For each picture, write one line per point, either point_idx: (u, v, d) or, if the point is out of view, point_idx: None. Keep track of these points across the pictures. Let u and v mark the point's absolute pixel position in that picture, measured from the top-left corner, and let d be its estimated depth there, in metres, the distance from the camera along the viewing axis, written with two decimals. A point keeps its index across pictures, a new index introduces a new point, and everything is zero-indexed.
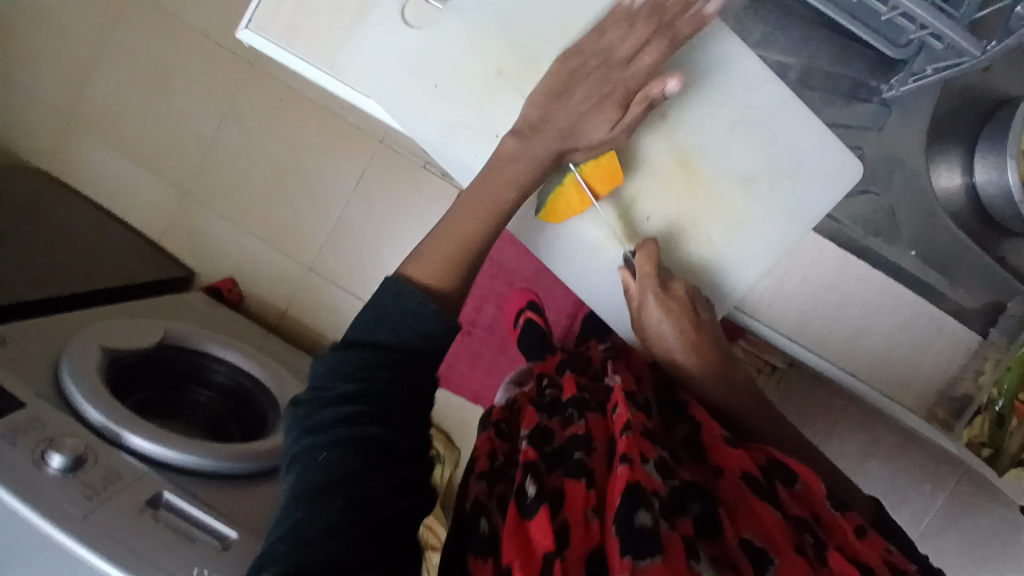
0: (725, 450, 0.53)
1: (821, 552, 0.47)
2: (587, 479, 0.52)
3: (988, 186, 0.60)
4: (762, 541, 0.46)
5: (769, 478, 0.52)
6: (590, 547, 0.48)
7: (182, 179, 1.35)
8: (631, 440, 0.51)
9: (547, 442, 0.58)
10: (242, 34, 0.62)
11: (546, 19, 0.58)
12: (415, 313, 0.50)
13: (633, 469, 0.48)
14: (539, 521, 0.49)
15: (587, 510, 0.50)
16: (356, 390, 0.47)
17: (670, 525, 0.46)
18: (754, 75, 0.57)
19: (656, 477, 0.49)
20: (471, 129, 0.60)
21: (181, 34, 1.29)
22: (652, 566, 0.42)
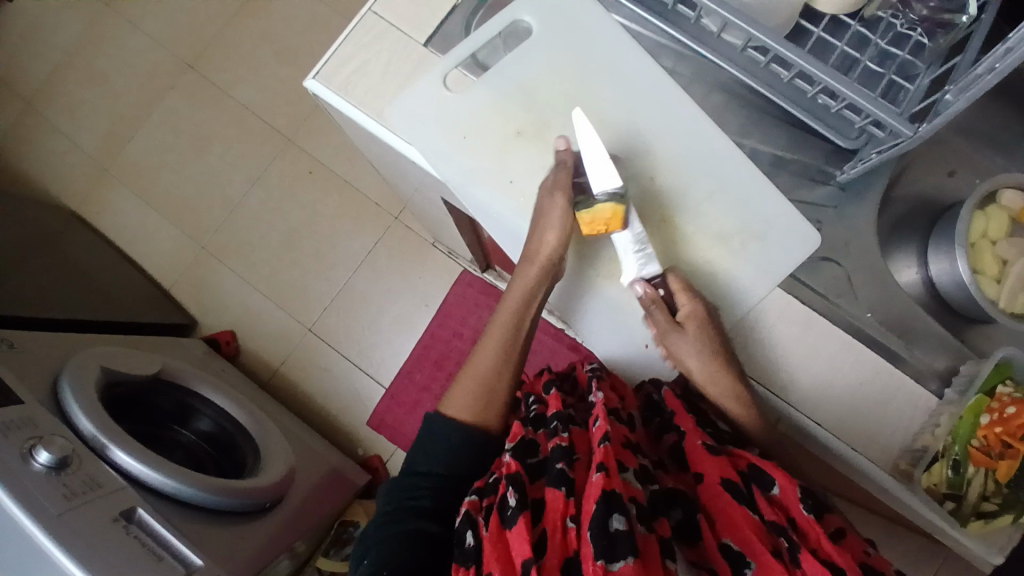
0: (704, 458, 0.61)
1: (794, 554, 0.54)
2: (567, 489, 0.56)
3: (943, 275, 0.77)
4: (739, 545, 0.54)
5: (746, 482, 0.60)
6: (568, 554, 0.53)
7: (201, 235, 1.43)
8: (606, 453, 0.57)
9: (532, 454, 0.62)
10: (308, 84, 0.71)
11: (562, 95, 0.70)
12: (445, 438, 0.64)
13: (607, 477, 0.55)
14: (519, 531, 0.53)
15: (565, 517, 0.55)
16: (401, 499, 0.62)
17: (646, 528, 0.54)
18: (730, 157, 0.69)
19: (635, 486, 0.57)
20: (487, 172, 0.70)
21: (229, 110, 1.46)
22: (624, 567, 0.48)
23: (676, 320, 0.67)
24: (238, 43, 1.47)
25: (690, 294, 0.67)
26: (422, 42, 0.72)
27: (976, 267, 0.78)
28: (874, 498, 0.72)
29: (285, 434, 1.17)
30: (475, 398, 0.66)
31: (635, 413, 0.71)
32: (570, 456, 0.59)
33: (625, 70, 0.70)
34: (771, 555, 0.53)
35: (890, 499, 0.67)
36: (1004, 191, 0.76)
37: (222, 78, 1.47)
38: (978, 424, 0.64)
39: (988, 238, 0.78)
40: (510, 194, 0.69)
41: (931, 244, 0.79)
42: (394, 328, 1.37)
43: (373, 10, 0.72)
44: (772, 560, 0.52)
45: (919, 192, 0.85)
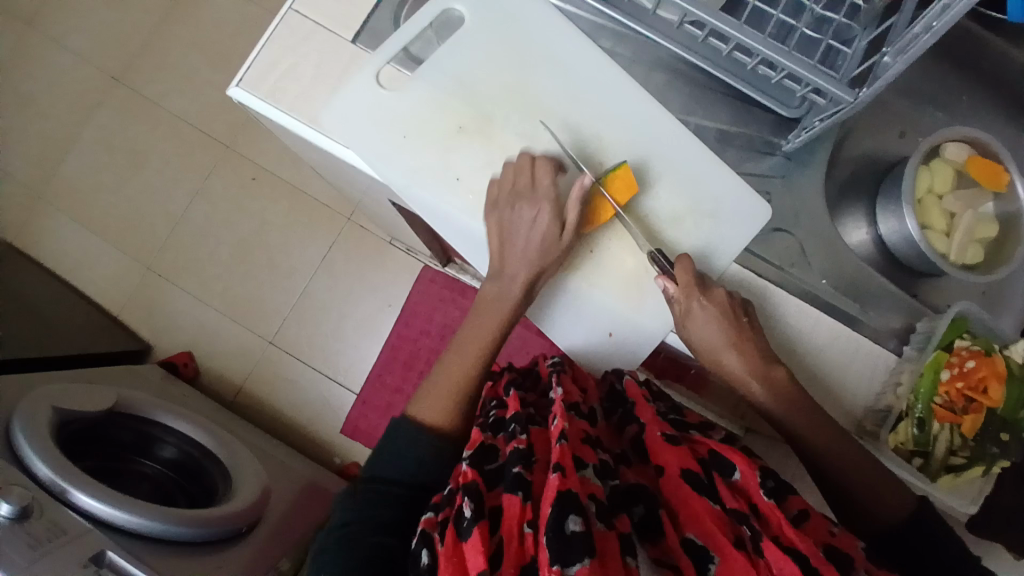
0: (664, 449, 0.62)
1: (756, 542, 0.55)
2: (524, 493, 0.55)
3: (893, 234, 0.78)
4: (704, 540, 0.55)
5: (706, 470, 0.61)
6: (524, 559, 0.52)
7: (147, 256, 1.37)
8: (563, 451, 0.56)
9: (491, 459, 0.60)
10: (232, 92, 0.67)
11: (502, 85, 0.68)
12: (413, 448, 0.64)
13: (563, 477, 0.54)
14: (474, 543, 0.52)
15: (521, 522, 0.54)
16: (368, 511, 0.61)
17: (606, 525, 0.53)
18: (676, 137, 0.68)
19: (594, 482, 0.57)
20: (432, 170, 0.67)
21: (163, 121, 1.39)
22: (580, 570, 0.48)
23: (684, 315, 0.64)
24: (165, 50, 1.40)
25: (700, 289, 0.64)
26: (350, 39, 0.68)
27: (924, 223, 0.78)
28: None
29: (256, 453, 1.14)
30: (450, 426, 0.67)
31: (597, 406, 0.70)
32: (529, 459, 0.58)
33: (565, 53, 0.68)
34: (733, 545, 0.54)
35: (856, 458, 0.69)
36: (947, 145, 0.78)
37: (151, 89, 1.40)
38: (939, 381, 0.63)
39: (934, 193, 0.78)
40: (458, 192, 0.67)
41: (879, 202, 0.79)
42: (358, 332, 1.34)
43: (294, 9, 0.68)
44: (733, 552, 0.54)
45: (863, 153, 0.85)
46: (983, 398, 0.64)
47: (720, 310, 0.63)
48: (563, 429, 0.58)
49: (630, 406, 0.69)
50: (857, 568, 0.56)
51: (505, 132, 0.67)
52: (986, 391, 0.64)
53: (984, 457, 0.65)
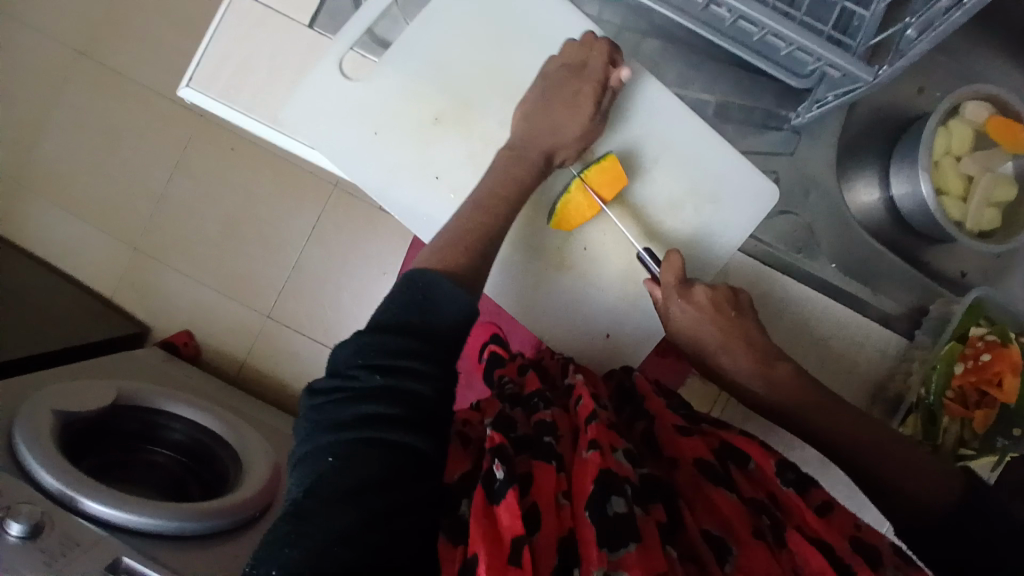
0: (680, 439, 0.59)
1: (777, 534, 0.53)
2: (558, 464, 0.53)
3: (904, 199, 0.72)
4: (721, 530, 0.53)
5: (724, 461, 0.59)
6: (562, 532, 0.49)
7: (133, 235, 1.33)
8: (599, 431, 0.54)
9: (511, 430, 0.57)
10: (182, 92, 0.61)
11: (479, 68, 0.61)
12: None
13: (602, 456, 0.52)
14: (510, 504, 0.48)
15: (557, 494, 0.51)
16: (379, 384, 0.50)
17: (640, 510, 0.51)
18: (671, 114, 0.62)
19: (626, 464, 0.53)
20: (409, 169, 0.62)
21: (131, 91, 1.31)
22: (627, 556, 0.46)
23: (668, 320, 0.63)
24: (124, 13, 1.30)
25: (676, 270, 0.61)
26: (307, 24, 0.62)
27: (939, 188, 0.73)
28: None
29: (264, 433, 1.15)
30: None
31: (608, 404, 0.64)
32: (557, 434, 0.56)
33: (546, 25, 0.61)
34: (753, 537, 0.52)
35: None
36: (967, 104, 0.71)
37: (115, 56, 1.31)
38: (952, 375, 0.61)
39: (950, 154, 0.72)
40: (438, 191, 0.62)
41: (892, 162, 0.73)
42: (354, 303, 1.31)
43: None
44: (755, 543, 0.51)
45: (877, 110, 0.78)
46: (999, 394, 0.60)
47: (697, 299, 0.62)
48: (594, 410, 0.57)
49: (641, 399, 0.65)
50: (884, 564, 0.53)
51: (485, 122, 0.62)
52: (1001, 386, 0.60)
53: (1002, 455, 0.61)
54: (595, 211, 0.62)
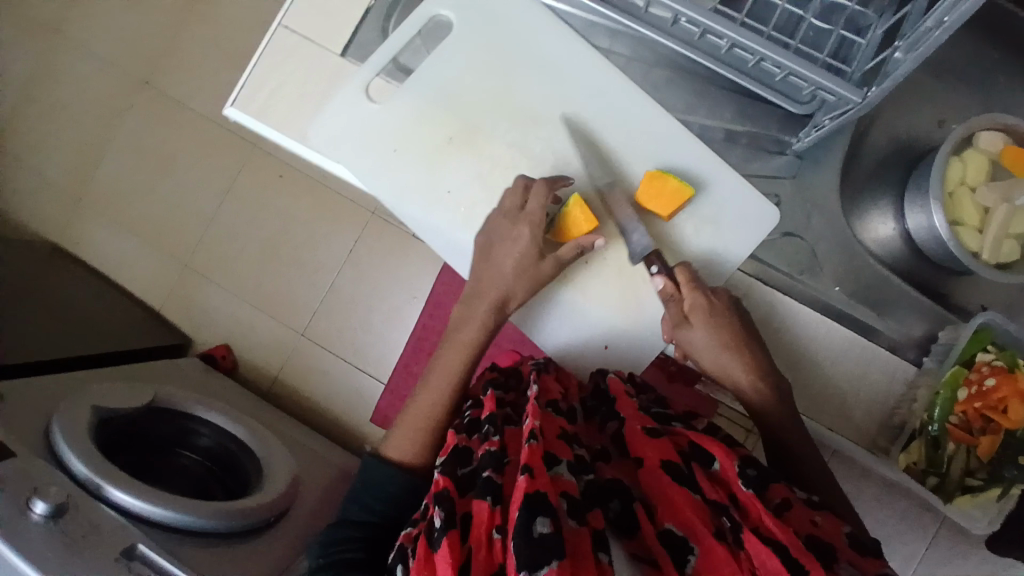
0: (643, 443, 0.61)
1: (736, 535, 0.53)
2: (493, 497, 0.56)
3: (920, 230, 0.73)
4: (682, 529, 0.53)
5: (687, 462, 0.60)
6: (494, 566, 0.53)
7: (182, 252, 1.43)
8: (532, 452, 0.56)
9: (465, 463, 0.63)
10: (226, 112, 0.68)
11: (492, 95, 0.66)
12: (386, 482, 0.69)
13: (532, 479, 0.54)
14: (444, 554, 0.54)
15: (491, 528, 0.55)
16: None
17: (577, 522, 0.53)
18: (671, 136, 0.66)
19: (567, 479, 0.56)
20: (422, 186, 0.67)
21: (188, 118, 1.42)
22: (548, 572, 0.48)
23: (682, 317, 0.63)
24: (186, 49, 1.42)
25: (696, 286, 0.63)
26: (338, 52, 0.67)
27: (953, 219, 0.72)
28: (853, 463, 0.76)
29: (288, 445, 1.19)
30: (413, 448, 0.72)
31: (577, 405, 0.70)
32: (500, 462, 0.59)
33: (553, 53, 0.66)
34: (713, 537, 0.52)
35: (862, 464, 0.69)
36: (981, 133, 0.71)
37: (175, 86, 1.42)
38: (954, 402, 0.62)
39: (967, 185, 0.72)
40: (448, 205, 0.67)
41: (907, 194, 0.74)
42: (383, 324, 1.36)
43: (283, 24, 0.68)
44: (714, 543, 0.52)
45: (889, 147, 0.80)
46: (1003, 420, 0.61)
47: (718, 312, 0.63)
48: (531, 428, 0.59)
49: (612, 403, 0.68)
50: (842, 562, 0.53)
51: (495, 143, 0.66)
52: (1005, 412, 0.61)
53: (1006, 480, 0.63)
54: (594, 226, 0.64)
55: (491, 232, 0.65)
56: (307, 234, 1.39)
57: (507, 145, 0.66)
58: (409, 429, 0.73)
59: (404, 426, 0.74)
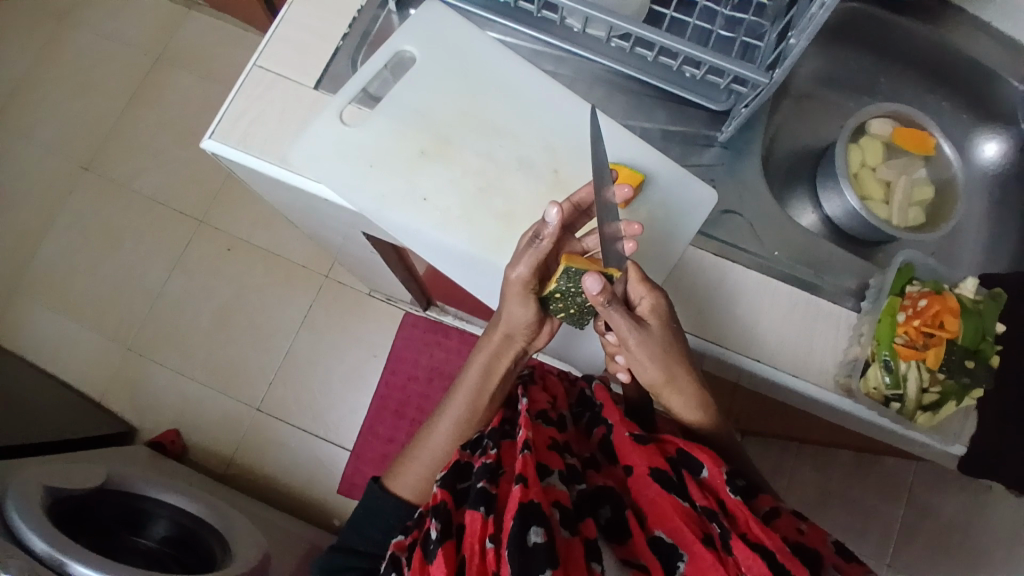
0: (632, 450, 0.61)
1: (725, 540, 0.53)
2: (486, 507, 0.56)
3: (835, 210, 0.83)
4: (671, 537, 0.55)
5: (675, 469, 0.60)
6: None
7: (127, 334, 1.37)
8: (525, 463, 0.57)
9: (463, 477, 0.63)
10: (204, 143, 0.71)
11: (458, 111, 0.73)
12: (384, 513, 0.70)
13: (526, 488, 0.55)
14: (440, 564, 0.54)
15: (484, 537, 0.54)
16: None
17: (570, 532, 0.54)
18: (622, 138, 0.73)
19: (559, 489, 0.58)
20: (396, 194, 0.70)
21: (135, 202, 1.44)
22: None
23: (639, 316, 0.61)
24: (133, 137, 1.46)
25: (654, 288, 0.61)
26: (312, 85, 0.73)
27: (864, 194, 0.83)
28: (847, 425, 0.76)
29: (253, 520, 1.12)
30: (420, 483, 0.71)
31: (566, 413, 0.74)
32: (495, 474, 0.60)
33: (509, 73, 0.74)
34: (702, 542, 0.53)
35: (830, 408, 0.71)
36: (871, 121, 0.84)
37: (121, 172, 1.45)
38: (897, 324, 0.66)
39: (865, 167, 0.84)
40: (426, 211, 0.70)
41: (819, 185, 0.85)
42: (345, 385, 1.35)
43: (259, 65, 0.74)
44: (703, 551, 0.53)
45: (797, 143, 0.92)
46: (943, 332, 0.66)
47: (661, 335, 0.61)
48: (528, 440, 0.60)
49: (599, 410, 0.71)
50: (825, 566, 0.56)
51: (464, 152, 0.72)
52: (943, 326, 0.66)
53: (956, 389, 0.66)
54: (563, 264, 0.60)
55: (469, 230, 0.70)
56: (261, 301, 1.38)
57: (474, 153, 0.72)
58: (417, 462, 0.72)
59: (412, 460, 0.72)
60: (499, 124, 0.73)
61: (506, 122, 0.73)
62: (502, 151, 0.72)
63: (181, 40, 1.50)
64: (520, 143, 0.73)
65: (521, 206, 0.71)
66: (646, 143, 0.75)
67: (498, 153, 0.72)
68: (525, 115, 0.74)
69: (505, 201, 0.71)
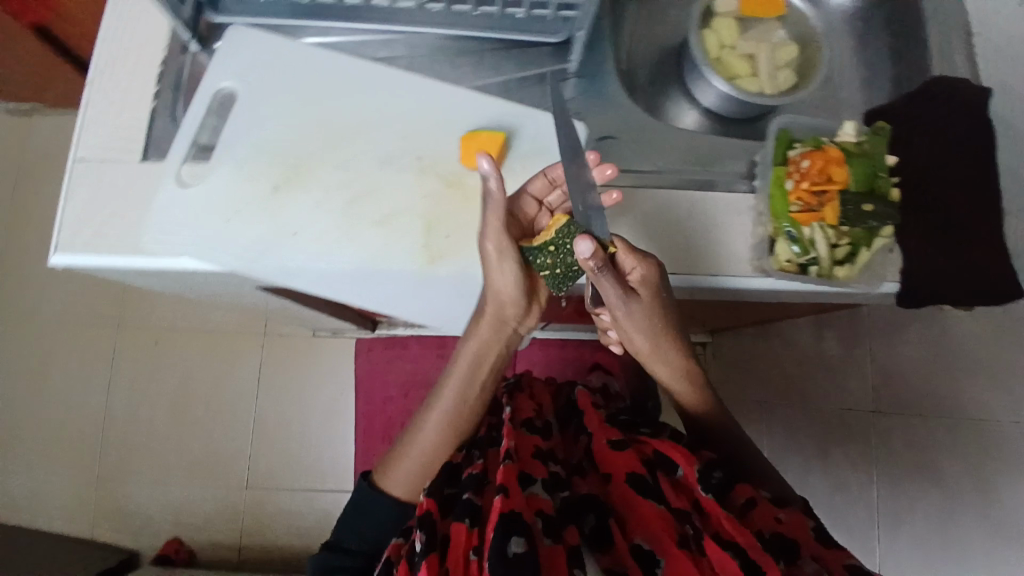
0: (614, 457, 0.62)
1: (698, 541, 0.53)
2: (472, 520, 0.55)
3: (709, 98, 0.81)
4: (649, 543, 0.53)
5: (651, 472, 0.60)
6: None
7: (91, 461, 1.32)
8: (509, 474, 0.57)
9: (449, 490, 0.63)
10: (51, 260, 0.66)
11: (299, 130, 0.68)
12: (381, 514, 0.70)
13: (508, 499, 0.54)
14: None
15: (469, 550, 0.53)
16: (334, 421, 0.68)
17: (553, 540, 0.52)
18: (472, 100, 0.70)
19: (543, 498, 0.57)
20: (264, 239, 0.66)
21: (48, 329, 1.37)
22: None
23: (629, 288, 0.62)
24: (21, 266, 1.39)
25: (645, 258, 0.62)
26: (139, 158, 0.68)
27: (731, 75, 0.81)
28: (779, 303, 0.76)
29: None
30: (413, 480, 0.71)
31: (551, 422, 0.75)
32: (482, 489, 0.59)
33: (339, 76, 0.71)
34: (678, 544, 0.52)
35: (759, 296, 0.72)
36: (716, 2, 0.82)
37: (22, 305, 1.38)
38: (786, 194, 0.65)
39: (727, 48, 0.82)
40: (300, 243, 0.66)
41: (688, 81, 0.83)
42: (323, 430, 1.33)
43: (78, 156, 0.68)
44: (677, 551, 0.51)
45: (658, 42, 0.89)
46: (832, 184, 0.64)
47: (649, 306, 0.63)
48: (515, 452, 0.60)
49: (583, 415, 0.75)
50: (800, 557, 0.52)
51: (320, 170, 0.67)
52: (832, 177, 0.64)
53: (863, 234, 0.64)
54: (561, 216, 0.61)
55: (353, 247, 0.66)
56: (211, 380, 1.34)
57: (332, 167, 0.67)
58: (409, 459, 0.71)
59: (405, 456, 0.71)
60: (347, 129, 0.68)
61: (355, 124, 0.69)
62: (359, 154, 0.68)
63: (30, 152, 1.42)
64: (376, 139, 0.69)
65: (396, 205, 0.67)
66: (501, 99, 0.71)
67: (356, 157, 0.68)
68: (371, 111, 0.70)
69: (379, 206, 0.67)
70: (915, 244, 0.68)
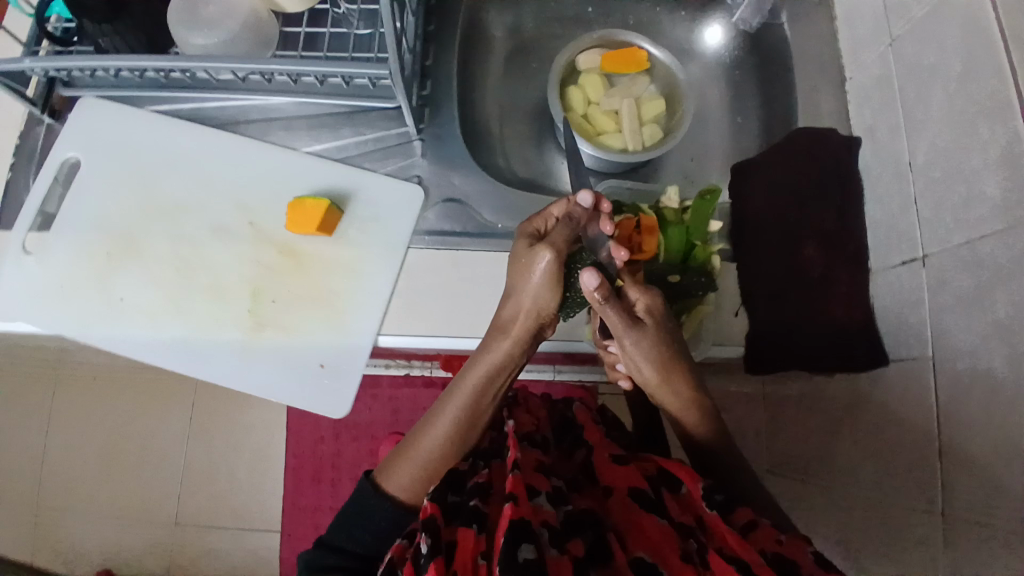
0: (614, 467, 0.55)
1: (704, 557, 0.45)
2: (479, 524, 0.47)
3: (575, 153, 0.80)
4: (653, 557, 0.46)
5: (654, 488, 0.53)
6: None
7: (25, 500, 1.32)
8: (515, 480, 0.49)
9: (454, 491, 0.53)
10: None
11: (138, 199, 0.70)
12: (375, 521, 0.56)
13: (516, 505, 0.47)
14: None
15: (476, 555, 0.46)
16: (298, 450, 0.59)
17: (558, 552, 0.45)
18: (306, 167, 0.72)
19: (547, 509, 0.49)
20: (95, 308, 0.68)
21: None
22: None
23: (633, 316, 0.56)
24: None
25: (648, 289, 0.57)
26: None
27: (597, 131, 0.81)
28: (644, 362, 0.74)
29: None
30: (420, 480, 0.57)
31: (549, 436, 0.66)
32: (487, 493, 0.51)
33: (185, 142, 0.72)
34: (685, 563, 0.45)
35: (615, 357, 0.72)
36: (579, 57, 0.81)
37: None
38: None
39: (592, 104, 0.82)
40: (125, 311, 0.68)
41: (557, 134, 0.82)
42: (251, 470, 1.33)
43: None
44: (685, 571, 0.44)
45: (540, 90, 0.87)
46: (642, 254, 0.67)
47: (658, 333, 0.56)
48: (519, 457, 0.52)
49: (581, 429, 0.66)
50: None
51: (153, 239, 0.69)
52: (643, 246, 0.67)
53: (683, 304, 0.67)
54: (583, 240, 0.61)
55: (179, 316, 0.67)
56: (144, 420, 1.35)
57: (166, 237, 0.69)
58: (406, 463, 0.57)
59: (409, 459, 0.57)
60: (184, 199, 0.70)
61: (198, 188, 0.71)
62: (196, 222, 0.70)
63: None
64: (216, 207, 0.70)
65: (222, 271, 0.68)
66: (338, 164, 0.72)
67: (195, 223, 0.70)
68: (213, 177, 0.71)
69: (207, 274, 0.68)
70: (762, 305, 0.70)
